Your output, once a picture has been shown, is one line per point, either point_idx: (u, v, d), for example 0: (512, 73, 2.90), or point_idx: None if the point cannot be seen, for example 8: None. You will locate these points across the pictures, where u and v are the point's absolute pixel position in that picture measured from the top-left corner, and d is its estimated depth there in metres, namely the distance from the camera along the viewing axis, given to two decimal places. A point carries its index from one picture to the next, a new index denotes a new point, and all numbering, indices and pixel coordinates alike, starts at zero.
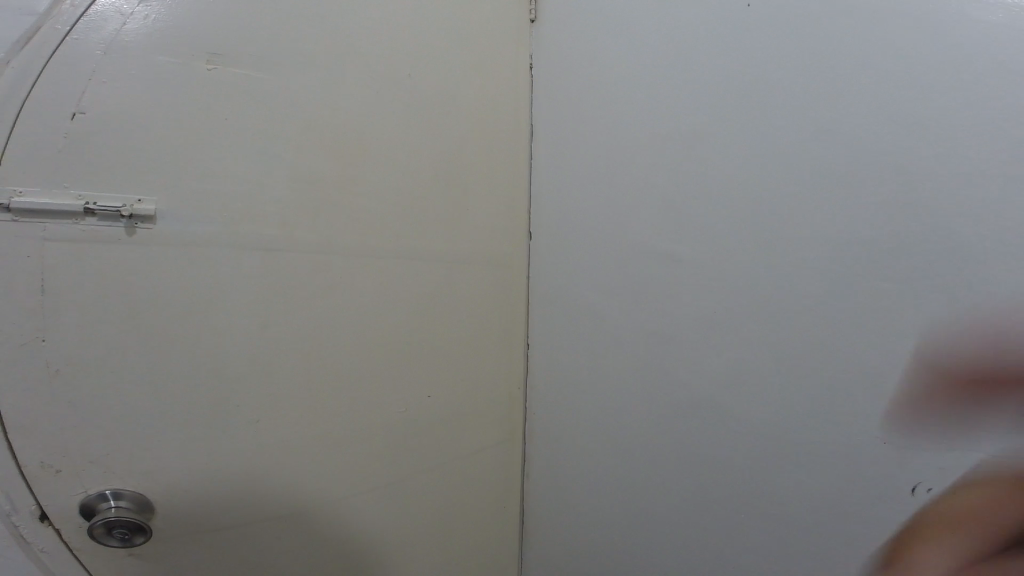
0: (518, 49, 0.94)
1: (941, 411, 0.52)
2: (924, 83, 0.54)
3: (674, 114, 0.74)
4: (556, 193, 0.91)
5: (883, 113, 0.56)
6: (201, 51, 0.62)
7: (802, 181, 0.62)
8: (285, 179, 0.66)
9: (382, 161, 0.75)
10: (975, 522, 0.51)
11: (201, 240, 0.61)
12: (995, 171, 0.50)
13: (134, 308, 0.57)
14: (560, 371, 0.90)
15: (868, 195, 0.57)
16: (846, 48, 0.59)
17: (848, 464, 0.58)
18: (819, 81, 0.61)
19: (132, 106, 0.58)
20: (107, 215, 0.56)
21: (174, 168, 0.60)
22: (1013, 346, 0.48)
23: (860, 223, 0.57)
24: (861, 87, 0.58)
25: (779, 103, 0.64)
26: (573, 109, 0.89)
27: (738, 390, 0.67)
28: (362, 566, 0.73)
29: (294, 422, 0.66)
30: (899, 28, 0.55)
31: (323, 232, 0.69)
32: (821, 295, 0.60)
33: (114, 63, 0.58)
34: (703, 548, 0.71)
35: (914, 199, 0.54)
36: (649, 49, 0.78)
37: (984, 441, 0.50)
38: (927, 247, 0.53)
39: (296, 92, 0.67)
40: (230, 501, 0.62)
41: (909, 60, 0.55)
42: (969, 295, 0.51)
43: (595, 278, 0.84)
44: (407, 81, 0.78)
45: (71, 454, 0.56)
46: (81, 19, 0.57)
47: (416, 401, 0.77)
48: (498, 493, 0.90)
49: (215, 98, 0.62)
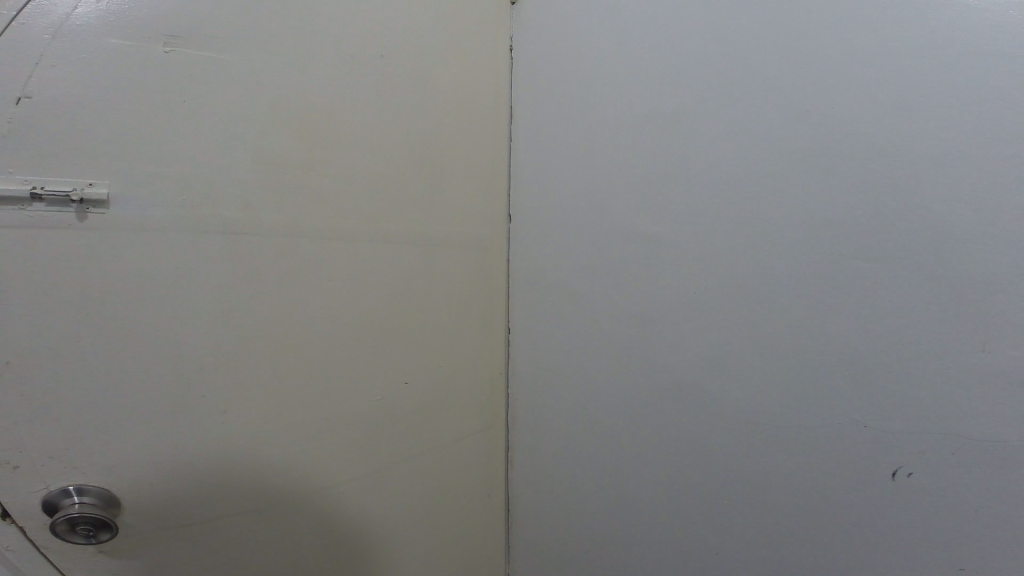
0: (494, 36, 0.93)
1: (920, 390, 0.54)
2: (903, 65, 0.55)
3: (653, 99, 0.74)
4: (535, 179, 0.91)
5: (862, 96, 0.57)
6: (159, 30, 0.58)
7: (780, 165, 0.62)
8: (251, 162, 0.63)
9: (353, 144, 0.72)
10: (955, 501, 0.52)
11: (161, 226, 0.57)
12: (972, 152, 0.51)
13: (90, 297, 0.54)
14: (541, 361, 0.89)
15: (846, 178, 0.58)
16: (825, 33, 0.60)
17: (827, 445, 0.59)
18: (797, 65, 0.62)
19: (84, 86, 0.54)
20: (56, 200, 0.52)
21: (132, 150, 0.56)
22: (992, 324, 0.50)
23: (838, 206, 0.58)
24: (839, 71, 0.59)
25: (759, 87, 0.64)
26: (551, 94, 0.89)
27: (717, 375, 0.67)
28: (343, 560, 0.71)
29: (268, 413, 0.63)
30: (878, 12, 0.56)
31: (293, 217, 0.66)
32: (800, 278, 0.61)
33: (65, 47, 0.54)
34: (686, 534, 0.72)
35: (893, 179, 0.55)
36: (628, 34, 0.78)
37: (964, 420, 0.52)
38: (905, 227, 0.54)
39: (262, 72, 0.64)
40: (201, 496, 0.59)
41: (887, 43, 0.56)
42: (947, 276, 0.52)
43: (574, 265, 0.83)
44: (379, 64, 0.76)
45: (26, 452, 0.52)
46: (27, 3, 0.53)
47: (393, 390, 0.75)
48: (476, 483, 0.88)
49: (174, 78, 0.58)
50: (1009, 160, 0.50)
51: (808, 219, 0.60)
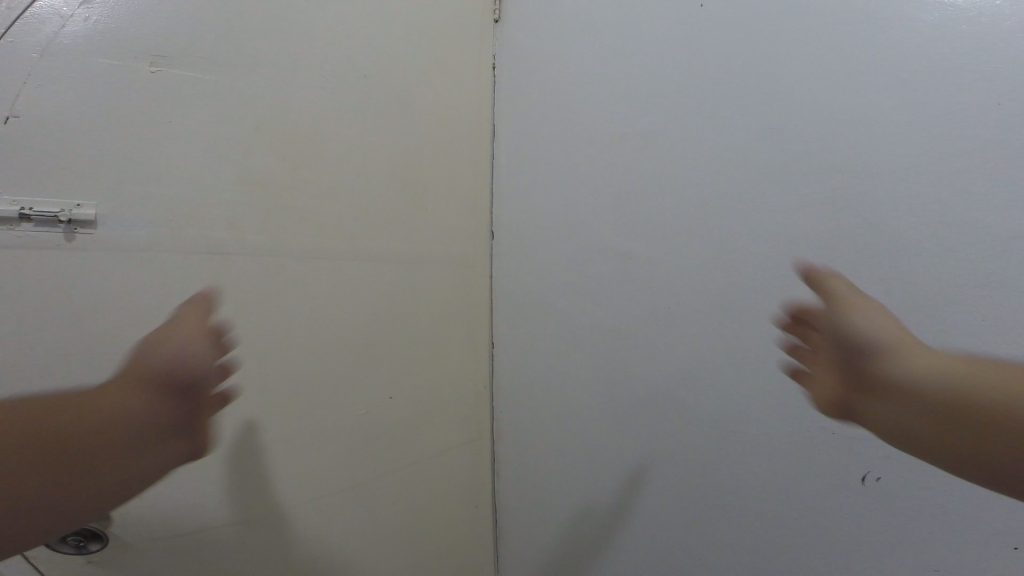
0: (478, 59, 0.97)
1: None
2: (863, 78, 0.56)
3: (626, 113, 0.77)
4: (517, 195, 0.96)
5: (825, 111, 0.58)
6: (145, 51, 0.59)
7: (745, 182, 0.65)
8: (235, 183, 0.65)
9: (335, 164, 0.74)
10: (923, 516, 0.52)
11: (148, 246, 0.58)
12: (930, 163, 0.51)
13: (77, 317, 0.54)
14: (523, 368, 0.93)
15: (810, 193, 0.59)
16: (787, 49, 0.62)
17: (788, 454, 0.61)
18: (764, 80, 0.63)
19: (72, 108, 0.54)
20: (44, 221, 0.52)
21: (119, 171, 0.57)
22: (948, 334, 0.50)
23: (802, 219, 0.60)
24: (802, 85, 0.60)
25: (726, 102, 0.67)
26: (528, 111, 0.93)
27: (693, 385, 0.69)
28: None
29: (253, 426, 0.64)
30: (842, 26, 0.57)
31: (275, 235, 0.68)
32: (764, 290, 0.63)
33: (53, 67, 0.54)
34: (670, 542, 0.73)
35: (853, 192, 0.56)
36: (606, 49, 0.81)
37: None
38: (863, 239, 0.56)
39: (245, 93, 0.66)
40: (192, 518, 0.58)
41: (848, 58, 0.57)
42: (909, 286, 0.53)
43: (550, 278, 0.88)
44: (361, 84, 0.78)
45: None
46: (16, 21, 0.52)
47: (376, 404, 0.78)
48: (447, 496, 0.90)
49: (159, 100, 0.59)
50: (968, 173, 0.49)
51: (782, 230, 0.61)
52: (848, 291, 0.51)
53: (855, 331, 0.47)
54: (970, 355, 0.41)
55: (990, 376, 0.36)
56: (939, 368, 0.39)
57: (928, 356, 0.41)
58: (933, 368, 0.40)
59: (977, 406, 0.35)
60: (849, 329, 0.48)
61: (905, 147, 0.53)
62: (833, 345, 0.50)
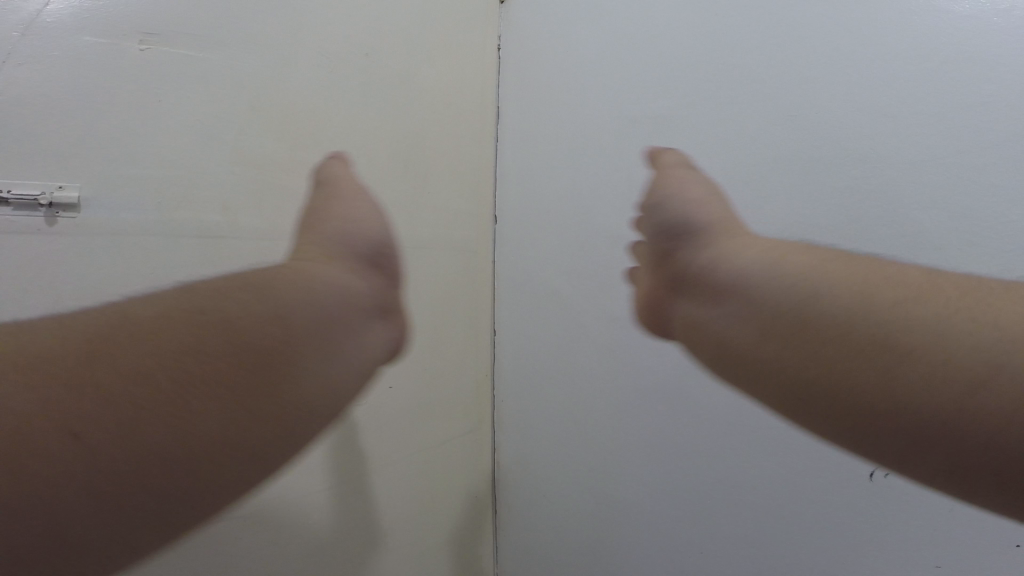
0: (483, 44, 1.01)
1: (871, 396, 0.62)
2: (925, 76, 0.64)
3: (641, 98, 0.84)
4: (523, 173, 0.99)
5: None
6: (133, 28, 0.56)
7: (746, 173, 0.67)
8: (232, 163, 0.62)
9: (333, 143, 0.73)
10: (928, 503, 0.58)
11: (133, 227, 0.55)
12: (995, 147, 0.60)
13: (63, 302, 0.50)
14: (541, 361, 0.97)
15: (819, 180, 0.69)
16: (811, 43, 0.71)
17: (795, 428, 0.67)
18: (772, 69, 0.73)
19: (59, 87, 0.50)
20: (24, 204, 0.48)
21: (107, 154, 0.53)
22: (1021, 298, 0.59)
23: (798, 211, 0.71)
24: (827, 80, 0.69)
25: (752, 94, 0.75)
26: (543, 89, 0.97)
27: (700, 377, 0.75)
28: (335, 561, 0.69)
29: None
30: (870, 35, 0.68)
31: (270, 216, 0.66)
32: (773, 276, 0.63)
33: (34, 46, 0.50)
34: (684, 521, 0.77)
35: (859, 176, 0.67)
36: (624, 33, 0.87)
37: None
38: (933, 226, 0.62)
39: (241, 68, 0.63)
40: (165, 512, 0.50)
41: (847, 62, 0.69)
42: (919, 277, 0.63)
43: (560, 263, 0.93)
44: (360, 63, 0.77)
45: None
46: None
47: (380, 393, 0.76)
48: (443, 490, 0.90)
49: (150, 78, 0.56)
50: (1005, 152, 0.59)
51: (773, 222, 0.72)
52: (715, 237, 0.54)
53: (733, 278, 0.48)
54: (882, 266, 0.41)
55: (920, 294, 0.37)
56: (829, 296, 0.40)
57: (812, 263, 0.44)
58: (927, 312, 0.36)
59: (872, 325, 0.37)
60: (729, 280, 0.48)
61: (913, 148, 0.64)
62: (716, 295, 0.49)
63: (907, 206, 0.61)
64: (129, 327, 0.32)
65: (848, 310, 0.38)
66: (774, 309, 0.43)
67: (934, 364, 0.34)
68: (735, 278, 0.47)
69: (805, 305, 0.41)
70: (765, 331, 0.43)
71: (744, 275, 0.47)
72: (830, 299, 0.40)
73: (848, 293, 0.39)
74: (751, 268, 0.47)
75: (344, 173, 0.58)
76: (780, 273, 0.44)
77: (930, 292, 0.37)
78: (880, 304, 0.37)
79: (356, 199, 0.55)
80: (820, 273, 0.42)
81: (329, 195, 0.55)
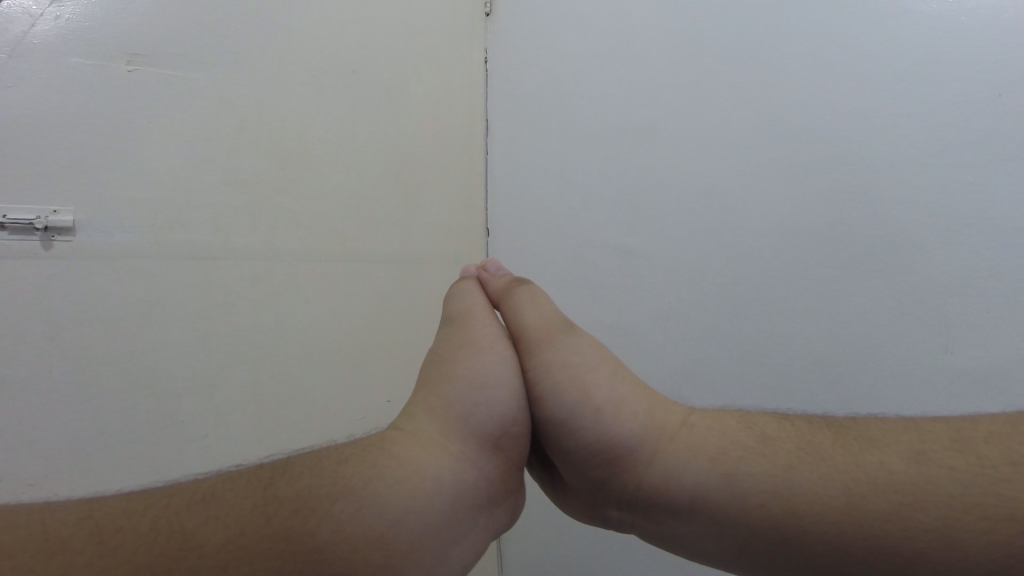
0: (471, 56, 1.02)
1: (861, 391, 0.65)
2: (908, 77, 0.65)
3: (625, 110, 0.85)
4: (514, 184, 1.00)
5: (835, 111, 0.69)
6: (120, 51, 0.57)
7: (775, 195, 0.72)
8: (223, 183, 0.63)
9: (324, 160, 0.73)
10: None
11: (128, 250, 0.55)
12: (979, 137, 0.60)
13: (59, 326, 0.51)
14: None
15: (802, 189, 0.70)
16: (787, 55, 0.73)
17: None
18: (752, 76, 0.75)
19: (51, 112, 0.52)
20: (19, 228, 0.49)
21: (98, 177, 0.54)
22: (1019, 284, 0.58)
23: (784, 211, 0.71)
24: (806, 84, 0.71)
25: (732, 104, 0.76)
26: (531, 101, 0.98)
27: (694, 381, 0.76)
28: None
29: (255, 420, 0.63)
30: (847, 40, 0.69)
31: (264, 236, 0.66)
32: (781, 295, 0.71)
33: (22, 68, 0.51)
34: None
35: (850, 182, 0.67)
36: (608, 45, 0.88)
37: (922, 388, 0.62)
38: (921, 223, 0.63)
39: (229, 90, 0.64)
40: None
41: (826, 70, 0.70)
42: (906, 275, 0.63)
43: None
44: (346, 81, 0.77)
45: (3, 481, 0.46)
46: None
47: (376, 408, 0.77)
48: None
49: (138, 101, 0.57)
50: (985, 141, 0.60)
51: (768, 227, 0.72)
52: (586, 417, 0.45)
53: (613, 462, 0.44)
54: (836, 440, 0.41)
55: (868, 486, 0.38)
56: (833, 496, 0.38)
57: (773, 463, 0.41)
58: (910, 509, 0.36)
59: (881, 483, 0.38)
60: (616, 465, 0.44)
61: (889, 152, 0.65)
62: (576, 466, 0.46)
63: (889, 208, 0.65)
64: (110, 528, 0.31)
65: (816, 468, 0.40)
66: (782, 472, 0.40)
67: (916, 529, 0.35)
68: (626, 461, 0.44)
69: (729, 483, 0.41)
70: (718, 525, 0.41)
71: (657, 463, 0.43)
72: (786, 477, 0.40)
73: (846, 498, 0.38)
74: (673, 455, 0.43)
75: (482, 331, 0.49)
76: (735, 473, 0.41)
77: (896, 479, 0.37)
78: (864, 503, 0.37)
79: (496, 350, 0.47)
80: (790, 465, 0.40)
81: (459, 343, 0.48)
